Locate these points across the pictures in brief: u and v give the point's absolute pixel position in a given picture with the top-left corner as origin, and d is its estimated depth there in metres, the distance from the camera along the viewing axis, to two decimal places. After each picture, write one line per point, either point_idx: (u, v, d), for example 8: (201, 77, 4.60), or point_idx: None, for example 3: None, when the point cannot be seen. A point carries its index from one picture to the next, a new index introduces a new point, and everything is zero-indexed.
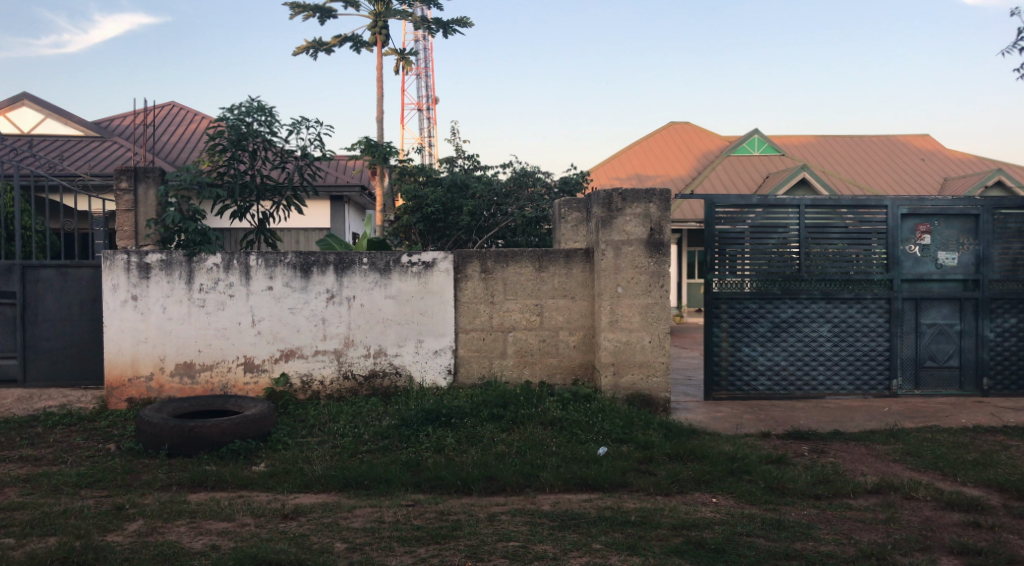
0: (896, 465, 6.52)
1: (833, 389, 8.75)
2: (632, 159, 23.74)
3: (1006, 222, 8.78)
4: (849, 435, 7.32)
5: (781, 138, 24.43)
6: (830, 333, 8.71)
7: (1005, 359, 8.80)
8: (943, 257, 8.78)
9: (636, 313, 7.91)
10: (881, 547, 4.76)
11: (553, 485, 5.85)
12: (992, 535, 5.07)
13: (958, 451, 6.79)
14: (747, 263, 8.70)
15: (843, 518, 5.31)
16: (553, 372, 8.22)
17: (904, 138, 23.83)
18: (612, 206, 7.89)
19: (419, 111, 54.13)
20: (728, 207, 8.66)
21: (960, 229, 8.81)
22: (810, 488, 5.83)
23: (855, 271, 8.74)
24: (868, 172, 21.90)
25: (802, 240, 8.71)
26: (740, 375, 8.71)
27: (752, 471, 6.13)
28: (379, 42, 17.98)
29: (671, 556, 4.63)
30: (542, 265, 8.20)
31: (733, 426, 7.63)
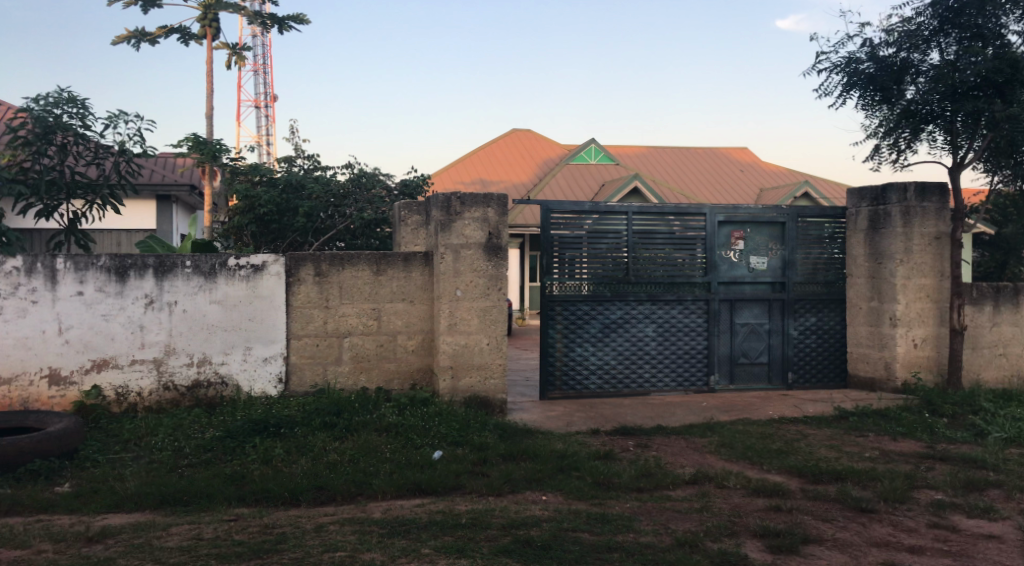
0: (712, 456, 6.93)
1: (658, 386, 9.20)
2: (475, 164, 23.97)
3: (808, 230, 9.56)
4: (671, 430, 7.72)
5: (615, 148, 25.44)
6: (655, 333, 9.15)
7: (807, 355, 9.58)
8: (755, 261, 9.43)
9: (474, 317, 7.97)
10: (694, 535, 5.04)
11: (386, 492, 5.78)
12: (790, 517, 5.50)
13: (766, 441, 7.33)
14: (580, 266, 8.96)
15: (662, 509, 5.59)
16: (390, 378, 8.14)
17: (726, 151, 25.43)
18: (450, 209, 7.93)
19: (256, 109, 52.18)
20: (563, 212, 8.89)
21: (770, 235, 9.49)
22: (633, 482, 6.09)
23: (678, 275, 9.22)
24: (694, 181, 23.23)
25: (631, 245, 9.08)
26: (573, 375, 8.98)
27: (581, 468, 6.34)
28: (208, 35, 17.15)
29: (499, 555, 4.70)
30: (378, 269, 8.11)
31: (565, 424, 7.86)
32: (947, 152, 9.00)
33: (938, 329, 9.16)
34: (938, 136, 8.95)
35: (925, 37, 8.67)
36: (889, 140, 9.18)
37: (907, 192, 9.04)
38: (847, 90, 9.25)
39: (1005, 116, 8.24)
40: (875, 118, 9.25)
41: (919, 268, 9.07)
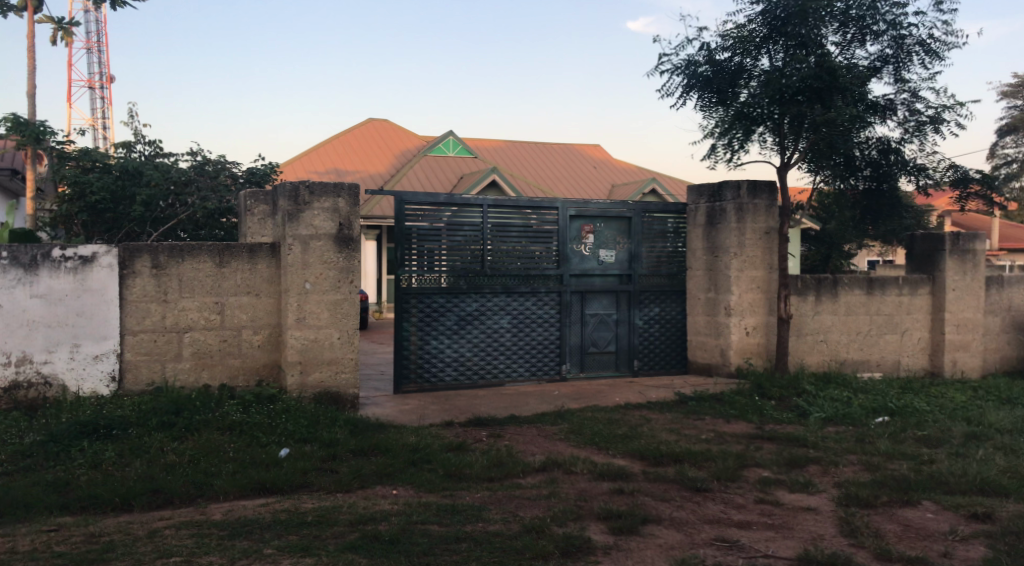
0: (561, 443, 7.11)
1: (512, 376, 9.34)
2: (329, 153, 23.39)
3: (652, 224, 9.98)
4: (523, 419, 7.85)
5: (472, 141, 25.54)
6: (509, 324, 9.28)
7: (652, 343, 10.01)
8: (604, 254, 9.73)
9: (324, 310, 7.78)
10: (541, 521, 5.15)
11: (228, 493, 5.56)
12: (632, 499, 5.73)
13: (612, 427, 7.59)
14: (435, 259, 8.93)
15: (511, 497, 5.67)
16: (235, 374, 7.82)
17: (579, 147, 26.08)
18: (298, 199, 7.70)
19: (90, 90, 48.72)
20: (418, 204, 8.82)
21: (618, 229, 9.82)
22: (484, 472, 6.15)
23: (531, 267, 9.37)
24: (547, 177, 23.68)
25: (485, 237, 9.13)
26: (428, 367, 8.95)
27: (432, 460, 6.34)
28: (29, 8, 15.80)
29: (346, 552, 4.62)
30: (222, 260, 7.76)
31: (417, 417, 7.83)
32: (775, 153, 9.64)
33: (767, 317, 9.78)
34: (767, 138, 9.57)
35: (755, 43, 9.23)
36: (724, 140, 9.72)
37: (739, 190, 9.59)
38: (686, 91, 9.72)
39: (823, 120, 8.89)
40: (712, 119, 9.78)
41: (751, 261, 9.63)
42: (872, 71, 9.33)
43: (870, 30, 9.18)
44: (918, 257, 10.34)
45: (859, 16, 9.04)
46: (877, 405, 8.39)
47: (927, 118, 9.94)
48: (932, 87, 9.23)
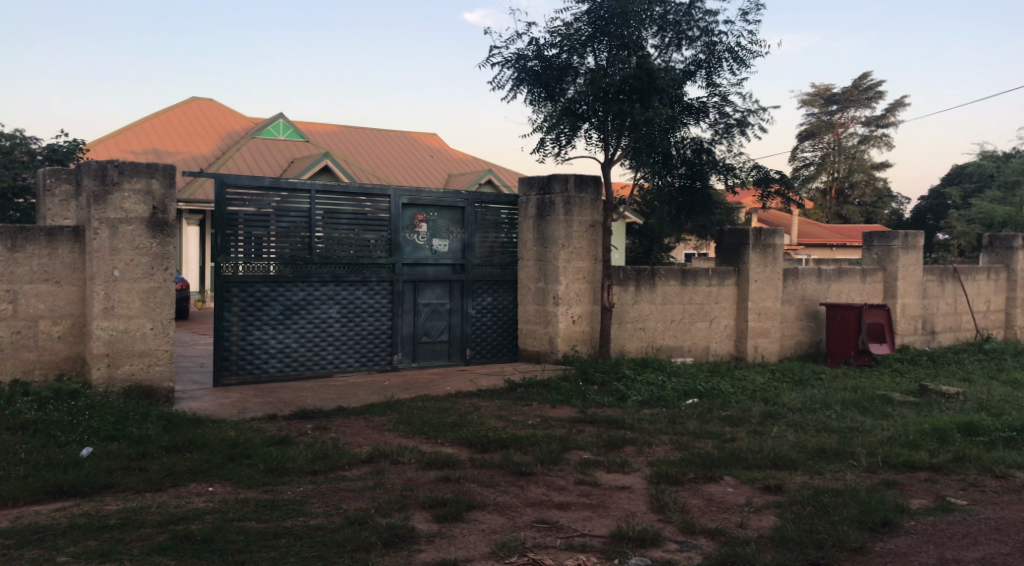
0: (389, 433, 7.07)
1: (341, 367, 9.17)
2: (147, 133, 21.92)
3: (485, 214, 10.09)
4: (350, 410, 7.73)
5: (305, 124, 24.75)
6: (339, 314, 9.10)
7: (483, 332, 10.14)
8: (436, 243, 9.74)
9: (136, 299, 7.30)
10: (364, 513, 5.09)
11: (19, 498, 5.11)
12: (457, 486, 5.79)
13: (441, 415, 7.63)
14: (261, 246, 8.59)
15: (335, 490, 5.58)
16: (31, 369, 7.18)
17: (416, 135, 25.91)
18: (106, 179, 7.16)
19: None
20: (241, 188, 8.44)
21: (450, 219, 9.85)
22: (308, 465, 6.01)
23: (362, 255, 9.22)
24: (382, 165, 23.32)
25: (314, 224, 8.88)
26: (252, 359, 8.62)
27: (253, 455, 6.12)
28: None
29: (153, 554, 4.36)
30: (15, 244, 7.10)
31: (238, 411, 7.52)
32: (600, 149, 10.02)
33: (592, 306, 10.16)
34: (593, 134, 9.92)
35: (581, 41, 9.53)
36: (552, 134, 10.00)
37: (567, 183, 9.85)
38: (516, 85, 9.89)
39: (643, 119, 9.33)
40: (541, 113, 10.03)
41: (578, 252, 9.96)
42: (688, 74, 9.89)
43: (685, 35, 9.74)
44: (726, 251, 11.10)
45: (676, 21, 9.58)
46: (689, 388, 8.95)
47: (735, 121, 10.67)
48: (740, 92, 9.91)
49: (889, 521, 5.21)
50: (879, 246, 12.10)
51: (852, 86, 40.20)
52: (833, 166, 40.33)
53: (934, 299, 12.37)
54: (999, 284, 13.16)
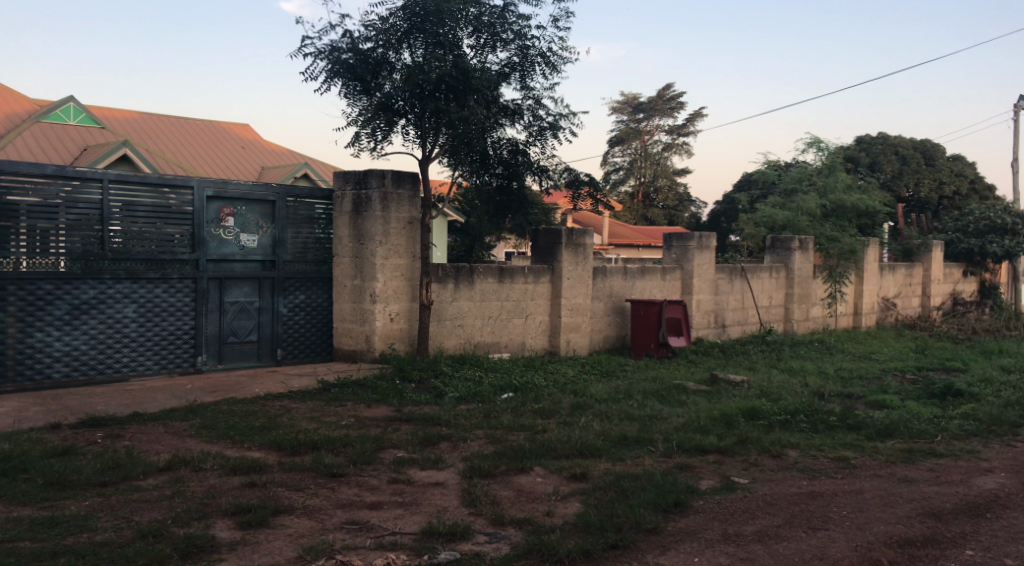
0: (191, 439, 6.68)
1: (139, 370, 8.56)
2: None
3: (297, 209, 9.76)
4: (148, 416, 7.24)
5: (100, 109, 22.88)
6: (135, 314, 8.49)
7: (295, 331, 9.82)
8: (245, 239, 9.33)
9: None
10: (159, 524, 4.78)
11: None
12: (263, 491, 5.57)
13: (248, 418, 7.32)
14: (43, 239, 7.87)
15: (127, 501, 5.20)
16: None
17: (226, 125, 24.68)
18: None
19: None
20: (18, 175, 7.71)
21: (260, 213, 9.47)
22: (96, 477, 5.56)
23: (163, 251, 8.66)
24: (188, 156, 21.93)
25: (107, 216, 8.24)
26: (32, 363, 7.88)
27: (31, 469, 5.58)
28: None
29: None
30: None
31: (15, 421, 6.83)
32: (417, 146, 10.00)
33: (409, 304, 10.07)
34: (410, 131, 9.88)
35: (397, 36, 9.48)
36: (367, 129, 9.83)
37: (384, 179, 9.72)
38: (330, 78, 9.65)
39: (458, 118, 9.40)
40: (356, 107, 9.84)
41: (395, 248, 9.84)
42: (502, 76, 10.08)
43: (500, 38, 9.88)
44: (541, 249, 11.42)
45: (490, 23, 9.73)
46: (503, 383, 9.13)
47: (548, 124, 11.00)
48: (551, 96, 10.23)
49: (681, 502, 5.58)
50: (677, 246, 12.87)
51: (656, 96, 42.57)
52: (640, 171, 42.61)
53: (724, 295, 13.37)
54: (779, 281, 14.44)
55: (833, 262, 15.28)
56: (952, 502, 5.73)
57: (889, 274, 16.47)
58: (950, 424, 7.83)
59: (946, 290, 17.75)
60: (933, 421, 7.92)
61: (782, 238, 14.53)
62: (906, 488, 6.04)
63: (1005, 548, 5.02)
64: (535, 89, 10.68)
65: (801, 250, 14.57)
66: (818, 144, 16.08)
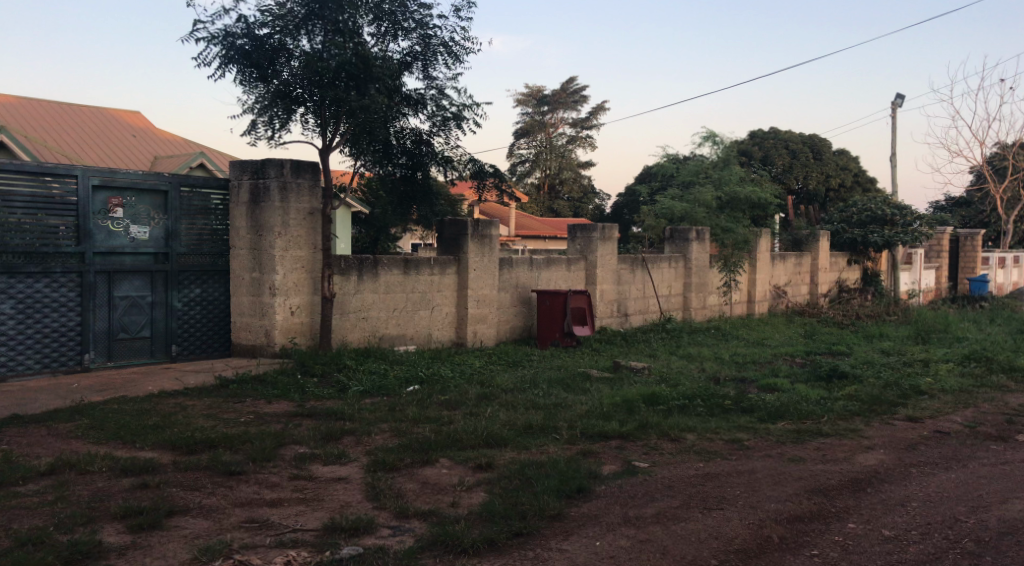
0: (77, 441, 6.36)
1: (19, 370, 8.12)
2: None
3: (191, 199, 9.41)
4: (30, 418, 6.85)
5: None
6: (14, 310, 8.03)
7: (191, 326, 9.48)
8: (135, 231, 8.94)
9: None
10: (41, 531, 4.54)
11: None
12: (157, 492, 5.37)
13: (140, 417, 7.02)
14: None
15: (6, 509, 4.91)
16: None
17: (114, 112, 23.52)
18: None
19: None
20: None
21: (151, 204, 9.08)
22: None
23: (44, 243, 8.21)
24: (73, 141, 20.70)
25: None
26: None
27: None
28: None
29: None
30: None
31: None
32: (317, 135, 9.79)
33: (311, 297, 9.83)
34: (309, 119, 9.66)
35: (294, 22, 9.25)
36: (264, 117, 9.54)
37: (282, 168, 9.45)
38: (224, 63, 9.33)
39: (359, 106, 9.26)
40: (252, 94, 9.54)
41: (295, 240, 9.59)
42: (404, 65, 9.98)
43: (401, 26, 9.77)
44: (446, 241, 11.37)
45: (391, 11, 9.61)
46: (409, 375, 9.06)
47: (451, 114, 10.96)
48: (454, 86, 10.19)
49: (583, 488, 5.68)
50: (581, 237, 13.05)
51: (560, 89, 42.96)
52: (545, 164, 43.00)
53: (626, 284, 13.66)
54: (678, 271, 14.85)
55: (727, 251, 15.84)
56: (836, 478, 6.04)
57: (780, 263, 17.18)
58: (835, 404, 8.24)
59: (832, 278, 18.65)
60: (819, 402, 8.33)
61: (680, 229, 14.94)
62: (794, 467, 6.33)
63: (884, 519, 5.32)
64: (438, 79, 10.61)
65: (698, 240, 15.02)
66: (713, 138, 16.57)
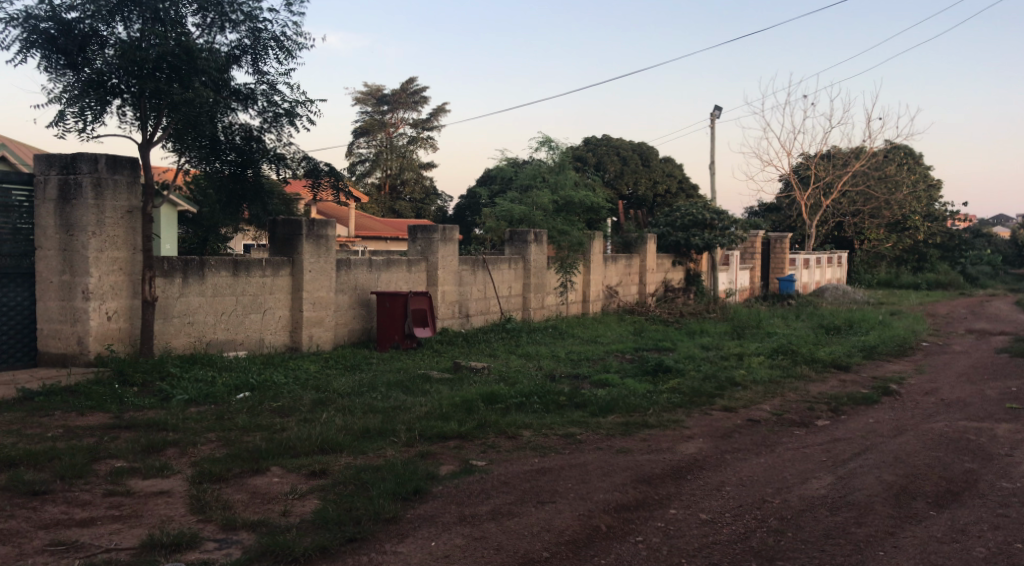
0: None
1: None
2: None
3: None
4: None
5: None
6: None
7: None
8: None
9: None
10: None
11: None
12: None
13: None
14: None
15: None
16: None
17: None
18: None
19: None
20: None
21: None
22: None
23: None
24: None
25: None
26: None
27: None
28: None
29: None
30: None
31: None
32: (136, 128, 9.19)
33: (131, 301, 9.22)
34: (127, 111, 9.05)
35: (108, 8, 8.67)
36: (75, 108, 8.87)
37: (97, 163, 8.83)
38: (26, 48, 8.60)
39: (182, 99, 8.79)
40: (60, 83, 8.85)
41: (111, 240, 8.97)
42: (232, 58, 9.58)
43: (228, 18, 9.38)
44: (279, 241, 10.97)
45: (217, 2, 9.19)
46: (240, 382, 8.69)
47: (284, 111, 10.63)
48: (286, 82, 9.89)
49: (420, 490, 5.67)
50: (422, 238, 13.03)
51: (399, 89, 42.67)
52: (385, 164, 42.53)
53: (467, 286, 13.76)
54: (517, 272, 15.11)
55: (563, 253, 16.30)
56: (660, 467, 6.37)
57: (612, 265, 17.88)
58: (660, 397, 8.68)
59: (659, 279, 19.64)
60: (647, 395, 8.75)
61: (518, 231, 15.22)
62: (623, 458, 6.62)
63: (702, 504, 5.67)
64: (269, 74, 10.27)
65: (536, 242, 15.36)
66: (549, 143, 17.00)
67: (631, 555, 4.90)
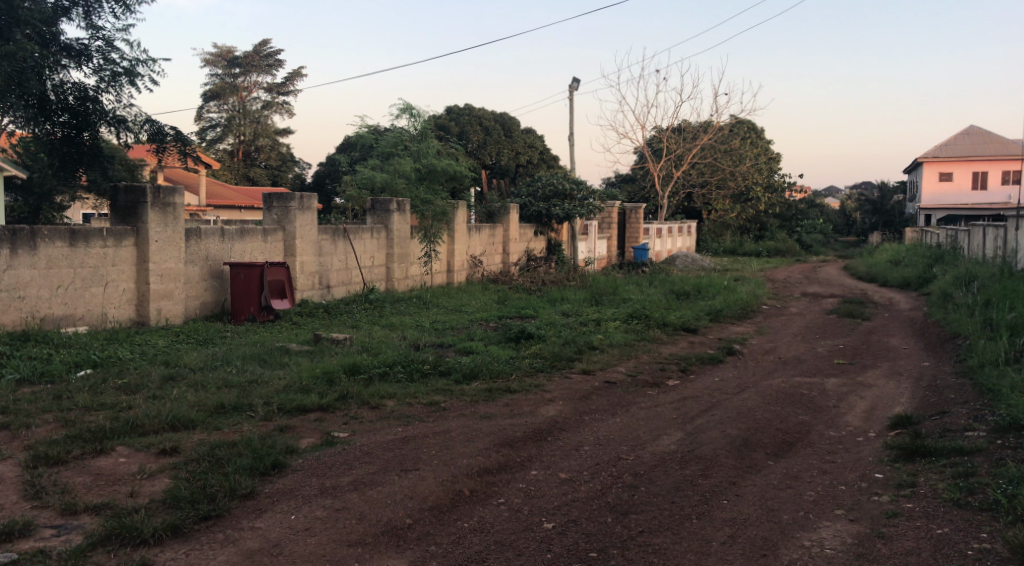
0: None
1: None
2: None
3: None
4: None
5: None
6: None
7: None
8: None
9: None
10: None
11: None
12: None
13: None
14: None
15: None
16: None
17: None
18: None
19: None
20: None
21: None
22: None
23: None
24: None
25: None
26: None
27: None
28: None
29: None
30: None
31: None
32: None
33: None
34: None
35: None
36: None
37: None
38: None
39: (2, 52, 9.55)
40: None
41: None
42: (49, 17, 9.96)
43: None
44: (121, 209, 10.29)
45: None
46: (79, 358, 8.16)
47: (122, 69, 10.68)
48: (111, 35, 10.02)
49: (278, 464, 5.54)
50: (278, 207, 12.59)
51: (252, 51, 40.79)
52: (238, 129, 40.65)
53: (327, 256, 13.44)
54: (380, 241, 14.89)
55: (427, 222, 16.14)
56: (521, 430, 6.50)
57: (476, 234, 17.93)
58: (522, 362, 8.86)
59: (521, 248, 19.87)
60: (509, 361, 8.90)
61: (381, 200, 14.93)
62: (486, 423, 6.71)
63: (561, 464, 5.84)
64: (104, 29, 10.00)
65: (399, 211, 15.14)
66: (411, 110, 16.78)
67: (493, 517, 4.99)
